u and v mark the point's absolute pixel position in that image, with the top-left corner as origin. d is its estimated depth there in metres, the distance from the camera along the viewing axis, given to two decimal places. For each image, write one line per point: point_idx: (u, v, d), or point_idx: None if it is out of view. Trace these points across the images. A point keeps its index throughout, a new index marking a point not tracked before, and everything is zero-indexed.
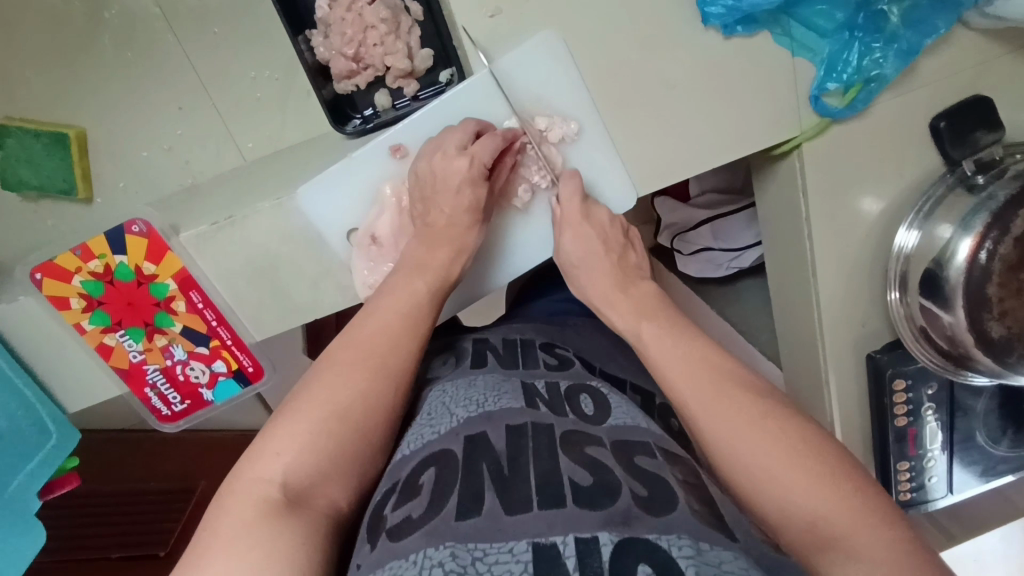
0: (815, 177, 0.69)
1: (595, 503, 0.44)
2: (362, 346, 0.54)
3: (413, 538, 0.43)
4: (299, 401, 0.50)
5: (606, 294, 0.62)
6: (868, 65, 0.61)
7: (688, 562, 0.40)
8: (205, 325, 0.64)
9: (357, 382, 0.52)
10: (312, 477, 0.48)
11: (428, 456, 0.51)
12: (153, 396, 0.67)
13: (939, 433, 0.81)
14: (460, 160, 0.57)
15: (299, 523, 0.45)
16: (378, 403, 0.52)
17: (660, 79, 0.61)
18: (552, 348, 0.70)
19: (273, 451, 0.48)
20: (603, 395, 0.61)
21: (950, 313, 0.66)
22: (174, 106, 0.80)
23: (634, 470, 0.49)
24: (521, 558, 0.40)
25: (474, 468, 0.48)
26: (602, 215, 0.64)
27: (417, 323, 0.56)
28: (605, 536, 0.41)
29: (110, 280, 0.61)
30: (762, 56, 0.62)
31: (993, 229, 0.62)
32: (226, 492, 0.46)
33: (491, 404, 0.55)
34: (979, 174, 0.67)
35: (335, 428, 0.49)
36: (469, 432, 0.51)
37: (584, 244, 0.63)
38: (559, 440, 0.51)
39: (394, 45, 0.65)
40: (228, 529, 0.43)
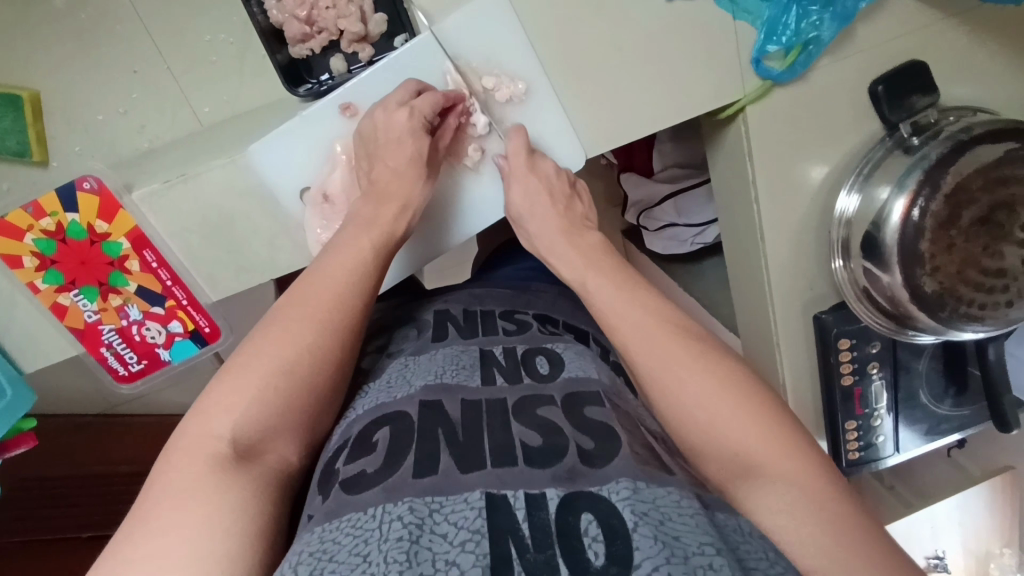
0: (761, 140, 0.71)
1: (544, 461, 0.46)
2: (308, 302, 0.53)
3: (371, 492, 0.44)
4: (247, 353, 0.51)
5: (552, 242, 0.63)
6: (807, 27, 0.64)
7: (625, 503, 0.42)
8: (160, 285, 0.65)
9: (304, 335, 0.52)
10: (263, 432, 0.48)
11: (382, 416, 0.52)
12: (109, 356, 0.68)
13: (885, 392, 0.84)
14: (400, 112, 0.60)
15: (248, 480, 0.46)
16: (327, 359, 0.52)
17: (605, 40, 0.62)
18: (511, 314, 0.70)
19: (222, 407, 0.48)
20: (557, 352, 0.61)
21: (887, 273, 0.69)
22: (130, 70, 0.79)
23: (583, 425, 0.50)
24: (474, 506, 0.42)
25: (430, 431, 0.49)
26: (546, 167, 0.65)
27: (367, 281, 0.56)
28: (551, 492, 0.43)
29: (62, 238, 0.62)
30: (705, 18, 0.63)
31: (925, 187, 0.65)
32: (177, 450, 0.46)
33: (448, 376, 0.55)
34: (914, 136, 0.70)
35: (284, 384, 0.50)
36: (425, 397, 0.52)
37: (529, 199, 0.64)
38: (512, 410, 0.52)
39: (347, 8, 0.66)
40: (183, 484, 0.44)
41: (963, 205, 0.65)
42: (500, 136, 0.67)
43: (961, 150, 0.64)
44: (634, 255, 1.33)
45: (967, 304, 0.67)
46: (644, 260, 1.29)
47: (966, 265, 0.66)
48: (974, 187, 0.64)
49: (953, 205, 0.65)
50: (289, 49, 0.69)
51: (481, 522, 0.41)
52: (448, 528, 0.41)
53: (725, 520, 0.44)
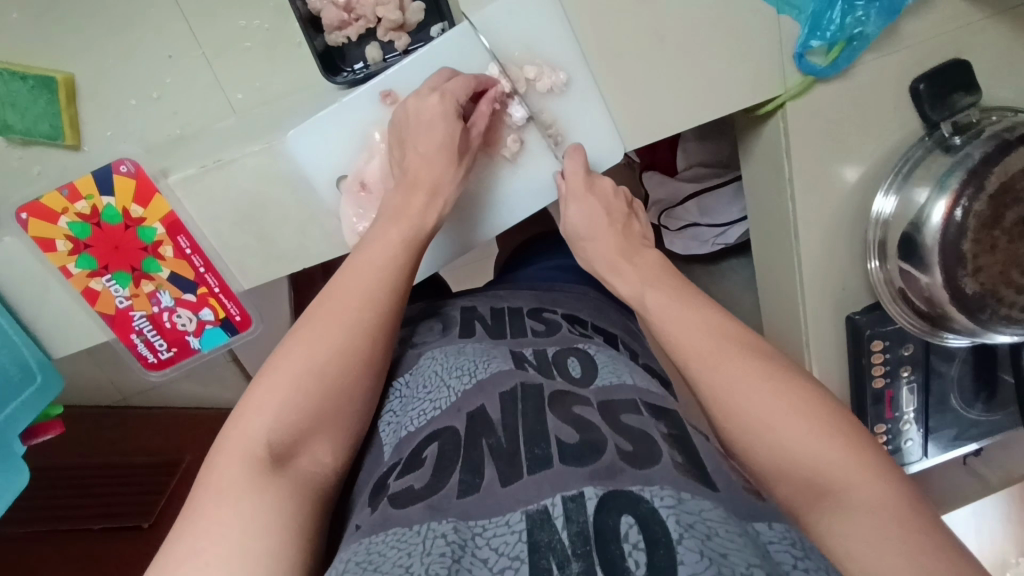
0: (798, 138, 0.70)
1: (581, 460, 0.45)
2: (338, 305, 0.53)
3: (416, 509, 0.44)
4: (279, 356, 0.50)
5: (613, 265, 0.63)
6: (851, 23, 0.63)
7: (669, 511, 0.40)
8: (193, 271, 0.64)
9: (334, 338, 0.51)
10: (295, 434, 0.47)
11: (434, 432, 0.51)
12: (139, 343, 0.67)
13: (915, 396, 0.83)
14: (432, 97, 0.59)
15: (286, 482, 0.45)
16: (356, 359, 0.51)
17: (649, 32, 0.61)
18: (540, 313, 0.70)
19: (257, 409, 0.47)
20: (590, 354, 0.61)
21: (927, 274, 0.69)
22: (164, 55, 0.71)
23: (620, 428, 0.49)
24: (516, 529, 0.41)
25: (475, 443, 0.49)
26: (603, 185, 0.66)
27: (397, 279, 0.55)
28: (590, 490, 0.42)
29: (96, 222, 0.61)
30: (748, 11, 0.63)
31: (969, 186, 0.64)
32: (216, 453, 0.46)
33: (481, 372, 0.55)
34: (956, 136, 0.69)
35: (316, 383, 0.49)
36: (469, 409, 0.52)
37: (588, 218, 0.64)
38: (547, 401, 0.51)
39: None
40: (222, 485, 0.43)
41: (1007, 205, 0.64)
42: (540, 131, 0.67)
43: (1006, 149, 0.63)
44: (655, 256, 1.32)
45: (1007, 307, 0.66)
46: None
47: (1009, 266, 0.65)
48: (1020, 187, 0.64)
49: (997, 204, 0.64)
50: (324, 36, 0.68)
51: (521, 547, 0.40)
52: (489, 553, 0.41)
53: (773, 543, 0.42)
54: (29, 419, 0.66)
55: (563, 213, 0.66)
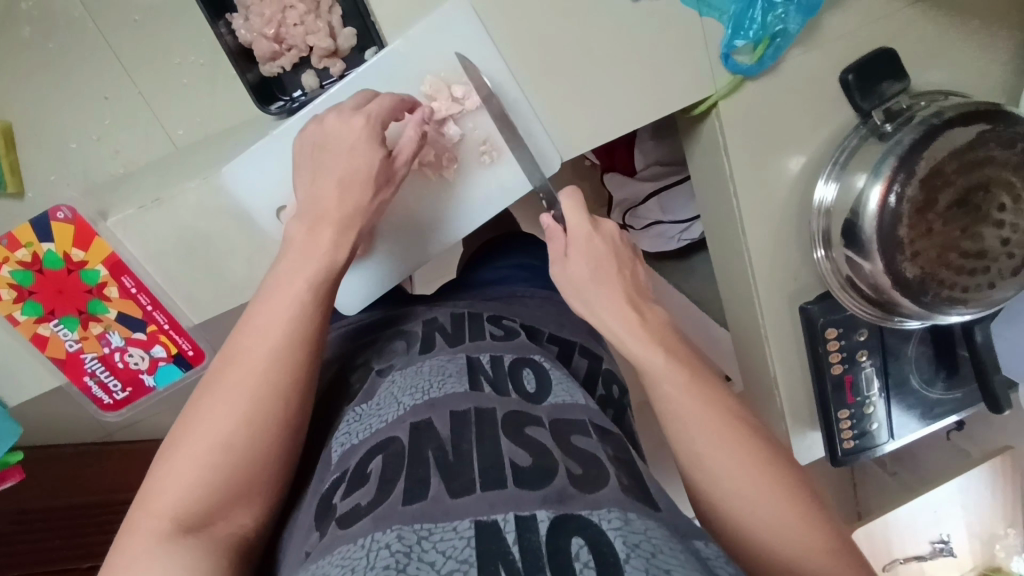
0: (735, 137, 0.71)
1: (534, 484, 0.46)
2: (244, 366, 0.51)
3: (361, 523, 0.44)
4: (181, 432, 0.49)
5: (625, 321, 0.56)
6: (773, 20, 0.64)
7: (617, 533, 0.42)
8: (140, 310, 0.64)
9: (239, 404, 0.50)
10: (208, 505, 0.47)
11: (376, 445, 0.52)
12: (93, 385, 0.67)
13: (876, 380, 0.84)
14: (355, 118, 0.58)
15: (202, 545, 0.45)
16: (267, 421, 0.50)
17: (572, 42, 0.62)
18: (499, 320, 0.70)
19: (161, 489, 0.46)
20: (545, 368, 0.61)
21: (869, 261, 0.69)
22: (101, 97, 0.74)
23: (571, 451, 0.50)
24: (463, 535, 0.42)
25: (420, 455, 0.49)
26: (609, 227, 0.60)
27: (307, 326, 0.54)
28: (542, 513, 0.43)
29: (38, 268, 0.61)
30: (669, 16, 0.63)
31: (901, 172, 0.66)
32: (123, 537, 0.45)
33: (435, 391, 0.55)
34: (887, 123, 0.70)
35: (225, 453, 0.48)
36: (414, 420, 0.52)
37: (599, 267, 0.58)
38: (500, 425, 0.52)
39: (315, 24, 0.66)
40: (127, 571, 0.42)
41: (939, 189, 0.65)
42: (477, 151, 0.67)
43: (934, 134, 0.64)
44: None
45: (949, 287, 0.67)
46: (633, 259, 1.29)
47: (946, 249, 0.66)
48: (948, 170, 0.65)
49: (929, 188, 0.65)
50: (259, 68, 0.68)
51: (469, 551, 0.40)
52: (436, 557, 0.40)
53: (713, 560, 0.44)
54: None
55: (563, 257, 0.59)
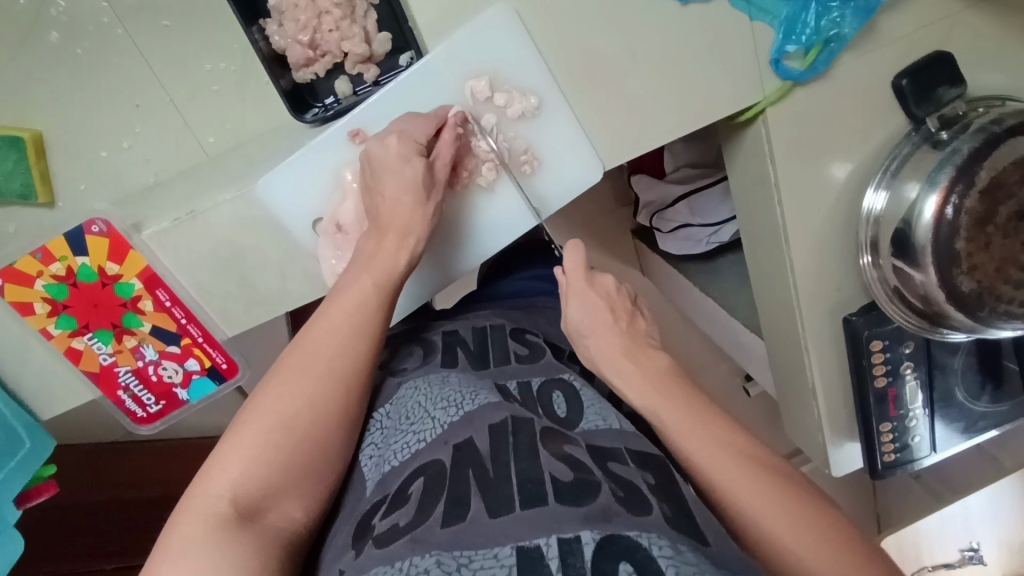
0: (782, 144, 0.69)
1: (575, 501, 0.43)
2: (311, 355, 0.53)
3: (397, 545, 0.42)
4: (249, 411, 0.50)
5: (621, 370, 0.61)
6: (827, 25, 0.61)
7: (668, 562, 0.39)
8: (175, 323, 0.63)
9: (304, 390, 0.51)
10: (263, 489, 0.48)
11: (416, 466, 0.50)
12: (126, 398, 0.66)
13: (919, 393, 0.81)
14: (390, 138, 0.56)
15: (251, 536, 0.45)
16: (329, 410, 0.52)
17: (618, 48, 0.60)
18: (522, 334, 0.71)
19: (224, 464, 0.48)
20: (576, 390, 0.61)
21: (921, 272, 0.67)
22: (131, 104, 0.72)
23: (611, 474, 0.48)
24: (505, 563, 0.39)
25: (460, 475, 0.47)
26: (604, 282, 0.65)
27: (368, 322, 0.55)
28: (586, 535, 0.40)
29: (73, 282, 0.60)
30: (719, 22, 0.61)
31: (959, 183, 0.63)
32: (184, 508, 0.46)
33: (468, 404, 0.53)
34: (943, 130, 0.67)
35: (288, 435, 0.50)
36: (454, 440, 0.50)
37: (593, 318, 0.64)
38: (539, 437, 0.50)
39: (350, 30, 0.63)
40: (187, 541, 0.43)
41: (1000, 201, 0.62)
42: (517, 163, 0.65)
43: (995, 143, 0.62)
44: (647, 258, 1.30)
45: (1006, 302, 0.65)
46: (657, 263, 1.26)
47: (1005, 263, 0.63)
48: (1011, 181, 0.62)
49: (989, 201, 0.62)
50: (292, 74, 0.67)
51: None
52: None
53: None
54: (21, 483, 0.65)
55: (563, 308, 0.65)
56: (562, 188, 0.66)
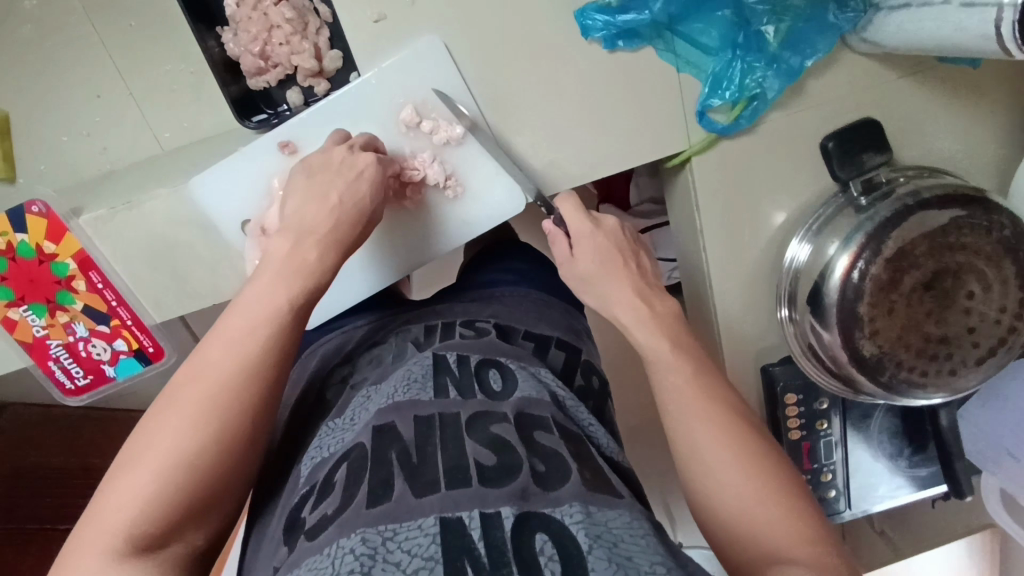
0: (706, 192, 0.70)
1: (497, 480, 0.43)
2: (205, 384, 0.48)
3: (327, 533, 0.41)
4: (137, 447, 0.46)
5: (634, 311, 0.58)
6: (751, 83, 0.63)
7: (579, 527, 0.40)
8: (106, 305, 0.67)
9: (199, 429, 0.46)
10: (161, 526, 0.44)
11: (342, 454, 0.48)
12: (57, 370, 0.70)
13: (836, 448, 0.80)
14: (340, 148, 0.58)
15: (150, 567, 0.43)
16: (227, 438, 0.47)
17: (542, 88, 0.63)
18: (472, 323, 0.65)
19: (115, 504, 0.44)
20: (511, 368, 0.56)
21: (828, 331, 0.67)
22: (92, 94, 0.76)
23: (536, 450, 0.46)
24: (429, 532, 0.39)
25: (383, 458, 0.45)
26: (610, 223, 0.61)
27: (278, 342, 0.50)
28: (507, 509, 0.40)
29: (12, 256, 0.64)
30: (644, 71, 0.63)
31: (867, 248, 0.64)
32: (77, 536, 0.44)
33: (400, 392, 0.50)
34: (864, 196, 0.68)
35: (180, 473, 0.45)
36: (378, 421, 0.48)
37: (602, 259, 0.60)
38: (463, 425, 0.48)
39: (300, 45, 0.67)
40: None
41: (905, 270, 0.63)
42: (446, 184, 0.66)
43: (906, 214, 0.63)
44: None
45: (907, 370, 0.66)
46: None
47: (908, 331, 0.65)
48: (917, 253, 0.63)
49: (895, 269, 0.63)
50: (246, 81, 0.70)
51: (435, 549, 0.38)
52: (402, 556, 0.37)
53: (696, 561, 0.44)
54: None
55: (570, 254, 0.61)
56: (486, 215, 0.68)
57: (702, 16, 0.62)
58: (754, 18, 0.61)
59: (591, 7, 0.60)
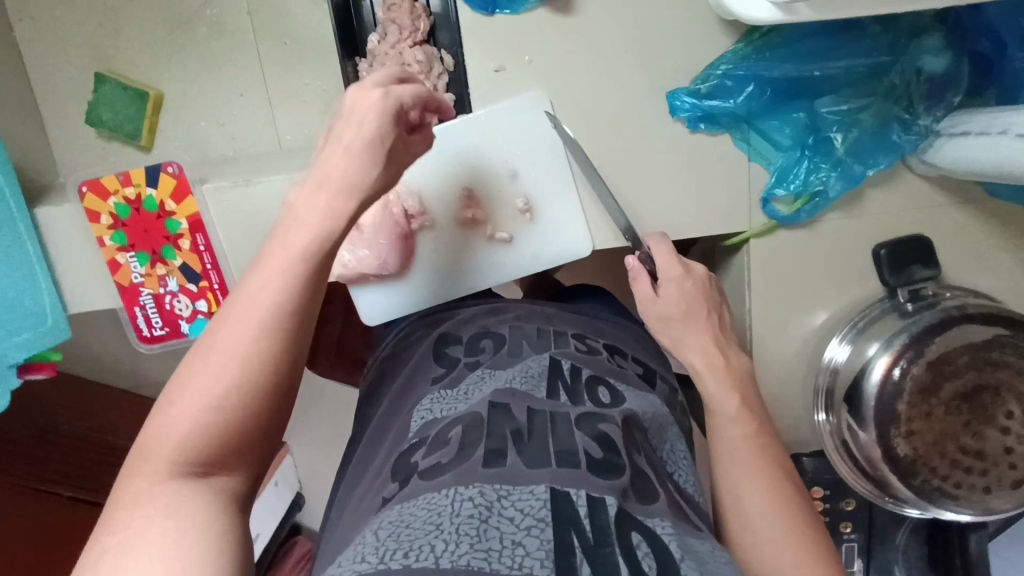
0: (760, 275, 0.75)
1: (604, 472, 0.44)
2: (252, 314, 0.45)
3: (445, 477, 0.43)
4: (186, 377, 0.43)
5: (708, 358, 0.61)
6: (814, 180, 0.69)
7: (672, 538, 0.41)
8: (201, 266, 0.74)
9: (248, 357, 0.44)
10: (211, 453, 0.43)
11: (457, 417, 0.51)
12: (139, 315, 0.76)
13: (856, 557, 0.80)
14: (374, 91, 0.50)
15: (206, 492, 0.42)
16: (272, 364, 0.44)
17: (628, 153, 0.70)
18: (582, 337, 0.66)
19: (168, 430, 0.42)
20: (619, 390, 0.57)
21: (864, 430, 0.69)
22: (236, 93, 0.86)
23: (636, 459, 0.48)
24: (540, 497, 0.41)
25: (497, 430, 0.47)
26: (697, 270, 0.64)
27: (315, 274, 0.47)
28: (611, 498, 0.42)
29: (137, 206, 0.72)
30: (721, 155, 0.71)
31: (909, 350, 0.66)
32: (126, 475, 0.42)
33: (517, 384, 0.54)
34: (910, 303, 0.72)
35: (226, 404, 0.43)
36: (494, 398, 0.51)
37: (689, 308, 0.63)
38: (575, 420, 0.50)
39: (422, 84, 0.76)
40: (137, 491, 0.40)
41: (946, 377, 0.65)
42: (526, 220, 0.73)
43: (949, 323, 0.66)
44: None
45: (939, 477, 0.66)
46: None
47: (944, 438, 0.66)
48: (958, 361, 0.65)
49: (936, 373, 0.65)
50: None
51: (546, 512, 0.39)
52: (516, 513, 0.39)
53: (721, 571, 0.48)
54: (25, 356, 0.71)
55: (657, 290, 0.63)
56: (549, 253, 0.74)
57: (779, 115, 0.69)
58: (825, 125, 0.68)
59: (682, 91, 0.68)
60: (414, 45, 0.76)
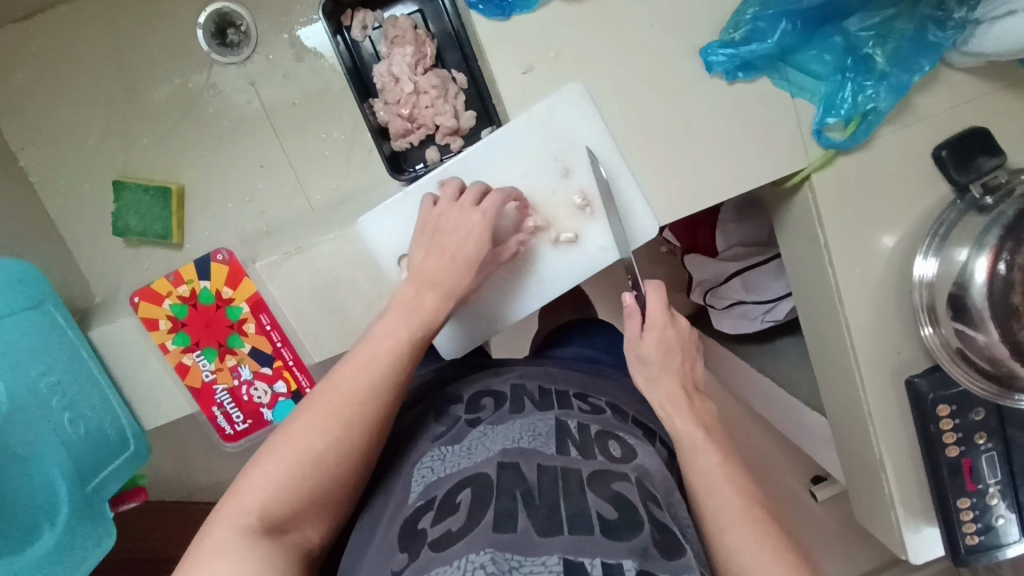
0: (828, 207, 0.74)
1: (620, 535, 0.43)
2: (339, 391, 0.54)
3: (454, 547, 0.41)
4: (275, 440, 0.51)
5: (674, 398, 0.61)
6: (863, 99, 0.68)
7: None
8: (271, 345, 0.71)
9: (329, 431, 0.52)
10: (284, 511, 0.48)
11: (462, 479, 0.48)
12: (219, 415, 0.73)
13: (999, 468, 0.75)
14: (474, 214, 0.63)
15: (273, 546, 0.46)
16: (353, 428, 0.52)
17: (675, 118, 0.69)
18: (586, 398, 0.63)
19: (248, 490, 0.48)
20: (628, 442, 0.55)
21: (983, 332, 0.67)
22: (257, 165, 0.93)
23: (648, 514, 0.46)
24: (552, 569, 0.38)
25: (508, 490, 0.45)
26: (682, 324, 0.64)
27: (396, 366, 0.56)
28: (629, 563, 0.40)
29: (193, 303, 0.70)
30: (765, 98, 0.69)
31: (1007, 242, 0.64)
32: (208, 525, 0.47)
33: (525, 441, 0.50)
34: (987, 196, 0.70)
35: (313, 466, 0.50)
36: (502, 457, 0.48)
37: (668, 354, 0.62)
38: (586, 481, 0.47)
39: (443, 107, 0.76)
40: (211, 550, 0.44)
41: None
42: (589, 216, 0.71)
43: None
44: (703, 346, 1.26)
45: None
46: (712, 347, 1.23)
47: None
48: None
49: None
50: (391, 142, 0.79)
51: None
52: None
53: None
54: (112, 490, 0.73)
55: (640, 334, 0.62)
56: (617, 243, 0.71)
57: (814, 44, 0.68)
58: (860, 43, 0.68)
59: (715, 45, 0.67)
60: (425, 71, 0.76)
